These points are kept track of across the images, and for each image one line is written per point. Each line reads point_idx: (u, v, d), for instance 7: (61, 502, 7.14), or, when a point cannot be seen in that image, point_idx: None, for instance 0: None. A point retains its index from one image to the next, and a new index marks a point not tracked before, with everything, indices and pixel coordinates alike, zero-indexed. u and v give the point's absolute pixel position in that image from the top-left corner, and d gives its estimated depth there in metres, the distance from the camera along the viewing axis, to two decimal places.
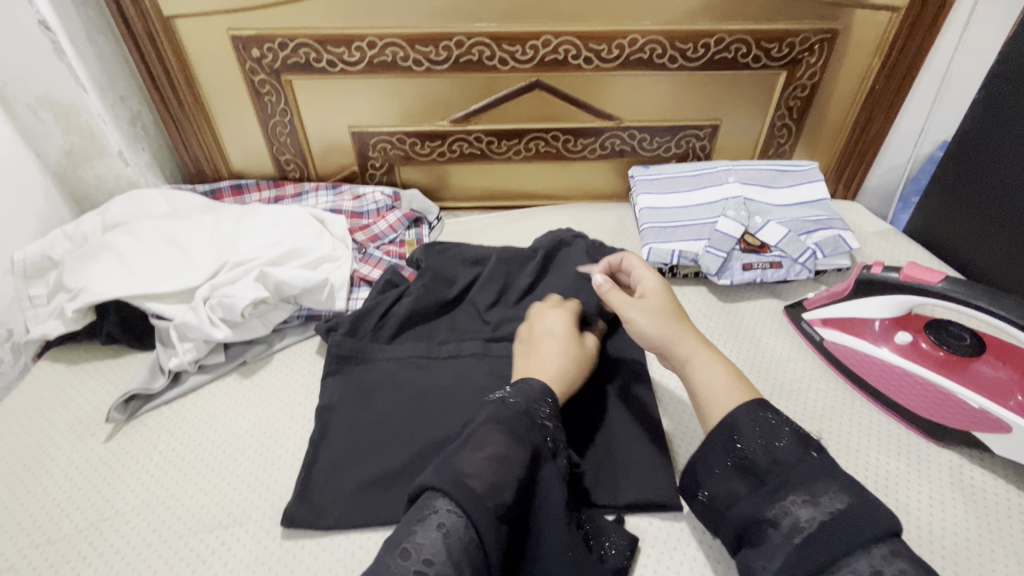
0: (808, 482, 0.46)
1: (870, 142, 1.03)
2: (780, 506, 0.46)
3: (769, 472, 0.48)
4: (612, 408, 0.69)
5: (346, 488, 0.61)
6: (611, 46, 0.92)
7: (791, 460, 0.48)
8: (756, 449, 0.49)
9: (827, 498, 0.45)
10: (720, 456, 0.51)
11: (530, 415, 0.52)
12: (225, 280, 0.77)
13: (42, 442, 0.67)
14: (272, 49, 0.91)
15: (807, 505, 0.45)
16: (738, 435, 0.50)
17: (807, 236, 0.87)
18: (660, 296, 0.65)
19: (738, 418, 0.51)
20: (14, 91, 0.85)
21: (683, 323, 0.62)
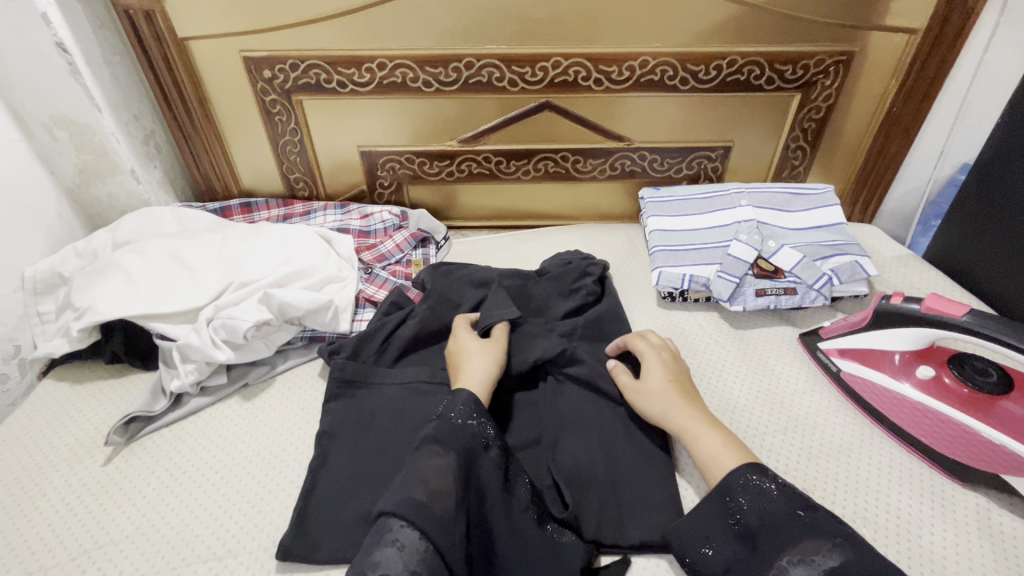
0: (801, 541, 0.48)
1: (889, 165, 1.01)
2: (777, 565, 0.48)
3: (761, 532, 0.50)
4: (618, 441, 0.67)
5: (343, 519, 0.60)
6: (621, 67, 0.91)
7: (780, 518, 0.50)
8: (750, 513, 0.51)
9: (820, 556, 0.47)
10: (716, 519, 0.52)
11: (462, 424, 0.56)
12: (229, 301, 0.76)
13: (42, 463, 0.67)
14: (284, 70, 0.92)
15: (801, 564, 0.47)
16: (730, 497, 0.52)
17: (823, 261, 0.85)
18: (659, 369, 0.68)
19: (732, 479, 0.53)
20: (31, 111, 0.86)
21: (682, 397, 0.65)
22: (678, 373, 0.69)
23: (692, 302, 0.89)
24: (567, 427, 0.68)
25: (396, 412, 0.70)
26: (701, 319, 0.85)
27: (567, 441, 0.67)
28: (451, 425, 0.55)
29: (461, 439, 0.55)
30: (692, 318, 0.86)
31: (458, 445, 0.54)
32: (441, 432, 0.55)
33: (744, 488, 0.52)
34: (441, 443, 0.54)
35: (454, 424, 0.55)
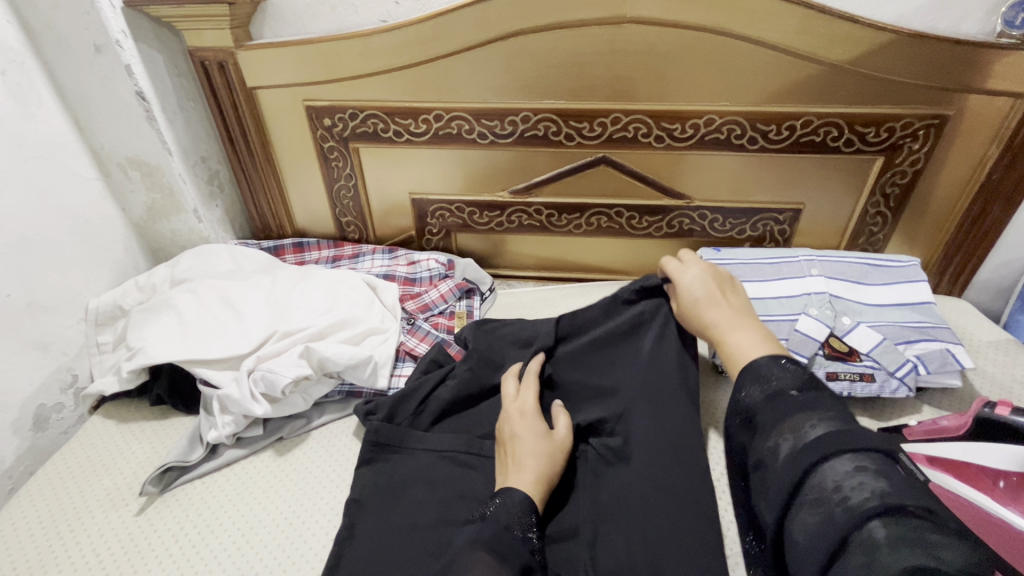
0: (792, 416, 0.48)
1: (983, 235, 0.91)
2: (771, 444, 0.48)
3: (761, 415, 0.50)
4: (668, 544, 0.60)
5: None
6: (685, 125, 0.87)
7: (776, 400, 0.50)
8: (754, 395, 0.53)
9: (806, 431, 0.46)
10: (732, 414, 0.55)
11: (520, 536, 0.54)
12: (271, 352, 0.76)
13: (81, 507, 0.67)
14: (343, 119, 0.94)
15: (789, 440, 0.47)
16: (742, 389, 0.54)
17: (907, 345, 0.76)
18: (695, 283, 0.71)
19: (742, 376, 0.55)
20: (109, 153, 0.91)
21: (717, 299, 0.68)
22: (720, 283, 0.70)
23: None
24: (610, 518, 0.63)
25: (428, 483, 0.67)
26: None
27: (606, 534, 0.62)
28: (505, 530, 0.54)
29: (517, 547, 0.52)
30: None
31: (515, 556, 0.51)
32: (495, 539, 0.52)
33: (752, 380, 0.54)
34: (495, 548, 0.51)
35: (511, 534, 0.53)
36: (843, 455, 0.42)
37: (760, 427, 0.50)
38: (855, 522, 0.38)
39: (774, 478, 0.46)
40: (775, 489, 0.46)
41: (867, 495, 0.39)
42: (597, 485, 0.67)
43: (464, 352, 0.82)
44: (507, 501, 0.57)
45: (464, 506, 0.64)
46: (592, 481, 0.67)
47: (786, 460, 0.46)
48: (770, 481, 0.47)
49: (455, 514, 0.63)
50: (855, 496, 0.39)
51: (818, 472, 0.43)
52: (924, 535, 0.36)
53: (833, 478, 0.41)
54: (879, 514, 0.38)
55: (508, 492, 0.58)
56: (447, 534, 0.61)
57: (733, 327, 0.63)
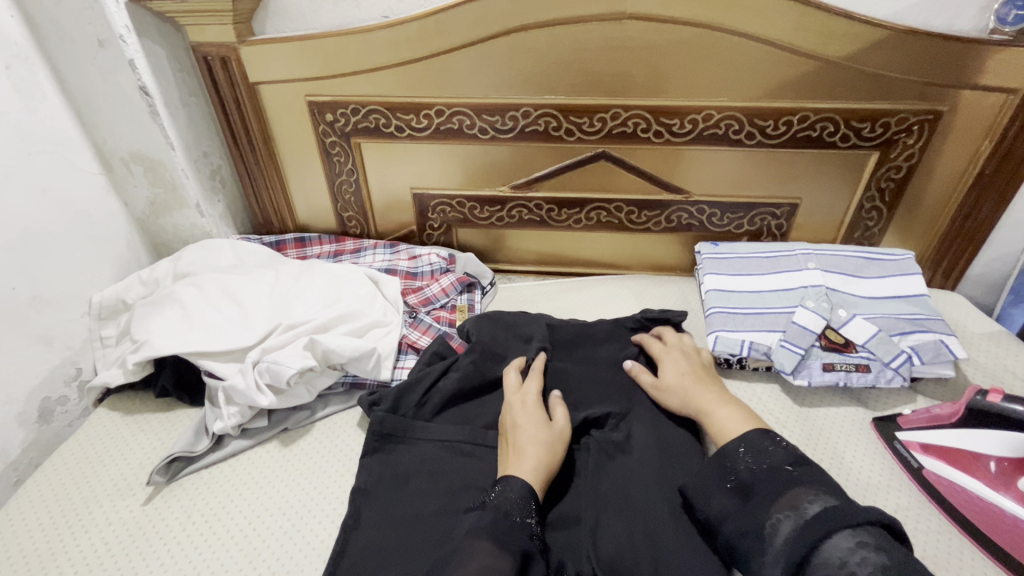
0: (788, 494, 0.52)
1: (976, 229, 0.93)
2: (769, 519, 0.51)
3: (756, 487, 0.54)
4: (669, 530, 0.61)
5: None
6: (683, 120, 0.88)
7: (773, 476, 0.54)
8: (745, 469, 0.56)
9: (805, 507, 0.50)
10: (716, 480, 0.57)
11: (520, 521, 0.55)
12: (275, 345, 0.76)
13: (88, 496, 0.68)
14: (345, 114, 0.94)
15: (789, 516, 0.50)
16: (729, 459, 0.58)
17: (901, 336, 0.78)
18: (680, 364, 0.76)
19: (734, 448, 0.59)
20: (112, 148, 0.92)
21: (701, 380, 0.73)
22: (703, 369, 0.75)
23: (751, 371, 0.82)
24: (612, 506, 0.64)
25: (431, 473, 0.68)
26: (762, 391, 0.79)
27: (608, 522, 0.63)
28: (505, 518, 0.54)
29: (516, 535, 0.53)
30: (749, 389, 0.80)
31: (514, 545, 0.52)
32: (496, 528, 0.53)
33: (739, 452, 0.58)
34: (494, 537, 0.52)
35: (510, 520, 0.54)
36: (846, 531, 0.46)
37: (754, 497, 0.53)
38: None
39: (770, 551, 0.49)
40: (773, 564, 0.49)
41: (871, 570, 0.43)
42: (598, 473, 0.67)
43: (467, 345, 0.83)
44: (508, 491, 0.58)
45: (468, 494, 0.65)
46: (592, 469, 0.68)
47: (786, 536, 0.49)
48: (766, 552, 0.50)
49: (458, 503, 0.64)
50: (862, 570, 0.43)
51: (824, 546, 0.46)
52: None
53: (840, 552, 0.45)
54: None
55: (508, 480, 0.60)
56: (450, 523, 0.62)
57: (719, 403, 0.69)
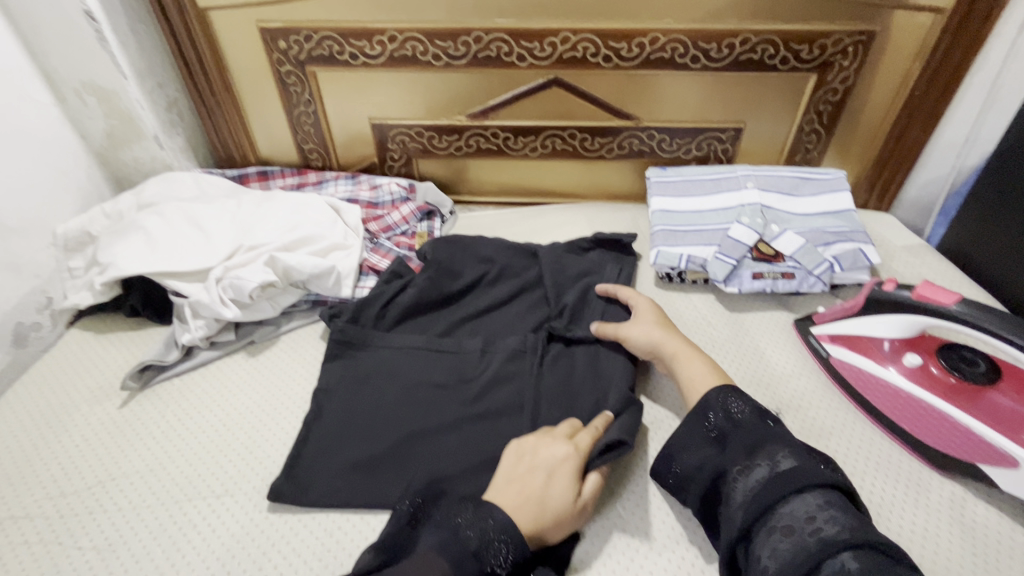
0: (765, 446, 0.52)
1: (907, 152, 0.98)
2: (741, 466, 0.51)
3: (732, 435, 0.55)
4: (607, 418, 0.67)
5: (336, 469, 0.63)
6: (631, 44, 0.90)
7: (751, 428, 0.54)
8: (722, 421, 0.56)
9: (779, 460, 0.50)
10: (697, 434, 0.57)
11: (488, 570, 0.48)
12: (239, 263, 0.80)
13: (66, 403, 0.72)
14: (298, 41, 0.95)
15: (763, 465, 0.50)
16: (708, 411, 0.58)
17: (826, 247, 0.84)
18: (648, 313, 0.74)
19: (710, 398, 0.58)
20: (62, 77, 0.92)
21: (668, 330, 0.71)
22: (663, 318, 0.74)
23: (690, 283, 0.89)
24: (550, 392, 0.70)
25: (385, 376, 0.72)
26: (697, 300, 0.86)
27: (546, 414, 0.67)
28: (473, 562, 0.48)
29: None
30: (688, 299, 0.86)
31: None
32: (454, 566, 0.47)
33: (719, 402, 0.57)
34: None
35: (463, 539, 0.49)
36: (812, 488, 0.47)
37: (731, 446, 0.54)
38: (826, 551, 0.42)
39: (730, 510, 0.50)
40: (735, 509, 0.49)
41: (837, 528, 0.43)
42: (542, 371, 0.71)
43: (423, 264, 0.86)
44: (492, 525, 0.50)
45: (421, 392, 0.70)
46: (538, 363, 0.72)
47: (756, 483, 0.49)
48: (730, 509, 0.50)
49: (413, 397, 0.70)
50: (828, 528, 0.43)
51: (790, 501, 0.47)
52: (886, 566, 0.40)
53: (806, 508, 0.45)
54: (851, 547, 0.41)
55: (488, 507, 0.52)
56: (404, 412, 0.68)
57: (692, 355, 0.68)
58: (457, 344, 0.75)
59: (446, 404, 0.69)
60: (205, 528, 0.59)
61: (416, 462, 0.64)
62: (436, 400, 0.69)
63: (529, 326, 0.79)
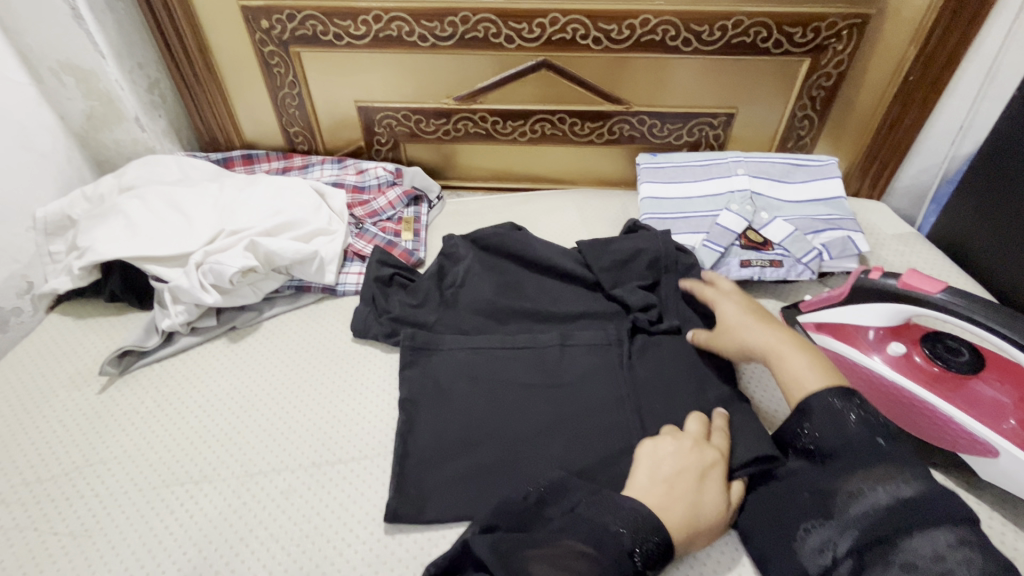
0: (878, 468, 0.50)
1: (900, 140, 0.96)
2: (847, 487, 0.51)
3: (839, 452, 0.53)
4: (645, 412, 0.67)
5: (355, 457, 0.64)
6: (621, 26, 0.88)
7: (855, 448, 0.52)
8: (825, 435, 0.54)
9: (899, 485, 0.49)
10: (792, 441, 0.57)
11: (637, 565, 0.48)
12: (219, 247, 0.79)
13: (44, 389, 0.71)
14: (281, 20, 0.92)
15: (884, 491, 0.49)
16: (807, 418, 0.56)
17: (815, 235, 0.83)
18: (733, 308, 0.70)
19: (812, 403, 0.56)
20: (39, 56, 0.90)
21: (761, 319, 0.67)
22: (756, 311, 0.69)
23: None
24: (647, 393, 0.68)
25: (453, 380, 0.70)
26: None
27: (568, 407, 0.67)
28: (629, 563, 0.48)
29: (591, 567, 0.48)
30: None
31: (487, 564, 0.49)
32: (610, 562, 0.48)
33: (821, 411, 0.55)
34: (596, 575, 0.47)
35: (615, 539, 0.49)
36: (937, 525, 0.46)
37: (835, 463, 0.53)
38: None
39: (833, 525, 0.50)
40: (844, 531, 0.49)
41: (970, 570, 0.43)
42: (580, 363, 0.72)
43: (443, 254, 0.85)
44: (637, 525, 0.50)
45: (513, 392, 0.68)
46: (625, 358, 0.72)
47: (870, 508, 0.49)
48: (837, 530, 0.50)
49: (441, 388, 0.69)
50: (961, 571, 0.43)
51: (913, 537, 0.46)
52: None
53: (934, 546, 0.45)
54: None
55: (629, 503, 0.52)
56: (451, 407, 0.67)
57: (790, 347, 0.63)
58: (505, 340, 0.74)
59: (486, 403, 0.67)
60: (183, 514, 0.59)
61: (462, 450, 0.63)
62: (480, 397, 0.68)
63: (567, 319, 0.78)
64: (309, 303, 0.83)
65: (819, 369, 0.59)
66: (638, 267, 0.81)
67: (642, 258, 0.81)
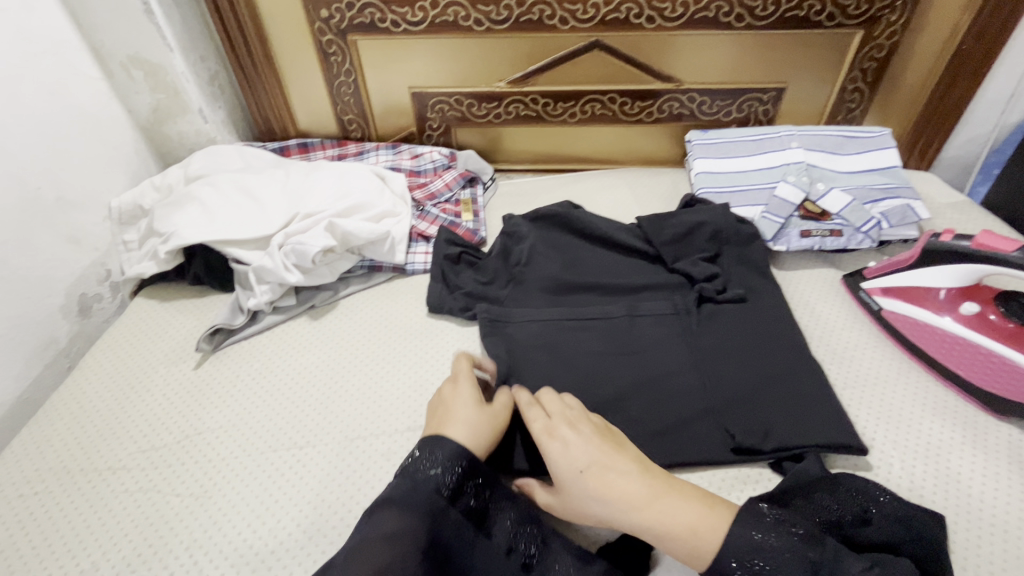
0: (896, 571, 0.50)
1: (950, 110, 0.97)
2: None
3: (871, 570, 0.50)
4: (717, 373, 0.69)
5: None
6: (675, 4, 0.90)
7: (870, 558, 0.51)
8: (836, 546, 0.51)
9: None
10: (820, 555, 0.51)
11: (428, 478, 0.52)
12: (297, 230, 0.82)
13: (142, 367, 0.75)
14: (340, 9, 0.95)
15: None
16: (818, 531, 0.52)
17: (873, 204, 0.84)
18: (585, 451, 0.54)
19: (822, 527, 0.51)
20: (110, 51, 0.93)
21: (606, 459, 0.53)
22: (603, 438, 0.56)
23: None
24: (715, 357, 0.71)
25: (530, 348, 0.73)
26: None
27: (643, 371, 0.70)
28: (430, 493, 0.51)
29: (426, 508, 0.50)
30: None
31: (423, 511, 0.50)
32: (403, 494, 0.51)
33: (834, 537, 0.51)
34: (401, 513, 0.49)
35: (418, 475, 0.52)
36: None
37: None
38: None
39: None
40: None
41: None
42: (649, 330, 0.74)
43: (507, 232, 0.87)
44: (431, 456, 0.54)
45: (588, 359, 0.71)
46: (693, 326, 0.74)
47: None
48: None
49: (516, 357, 0.72)
50: None
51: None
52: None
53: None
54: None
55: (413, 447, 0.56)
56: (527, 373, 0.70)
57: (658, 512, 0.50)
58: (572, 311, 0.76)
59: (560, 370, 0.70)
60: (292, 476, 0.62)
61: None
62: (556, 365, 0.71)
63: (633, 290, 0.80)
64: (382, 282, 0.87)
65: (697, 530, 0.49)
66: (700, 241, 0.82)
67: (702, 231, 0.83)
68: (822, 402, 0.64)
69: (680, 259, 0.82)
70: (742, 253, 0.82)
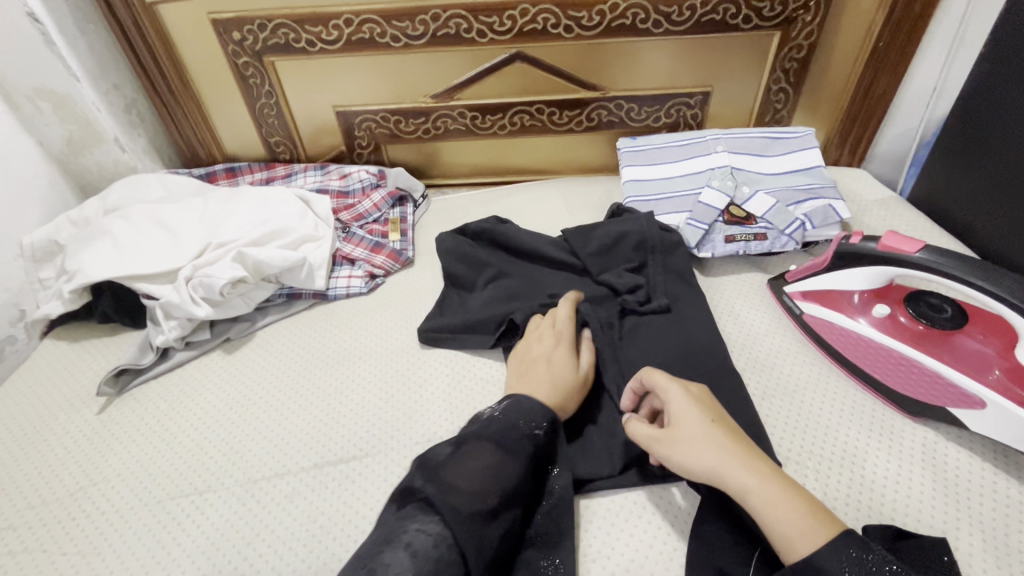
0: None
1: (875, 104, 0.96)
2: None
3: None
4: None
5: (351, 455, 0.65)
6: (591, 12, 0.89)
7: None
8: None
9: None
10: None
11: (527, 432, 0.55)
12: (207, 261, 0.79)
13: (43, 414, 0.72)
14: (253, 30, 0.92)
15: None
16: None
17: (797, 206, 0.84)
18: (694, 416, 0.53)
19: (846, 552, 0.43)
20: (13, 84, 0.90)
21: (732, 442, 0.51)
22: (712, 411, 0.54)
23: None
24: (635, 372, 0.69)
25: None
26: None
27: None
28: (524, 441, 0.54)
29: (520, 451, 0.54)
30: None
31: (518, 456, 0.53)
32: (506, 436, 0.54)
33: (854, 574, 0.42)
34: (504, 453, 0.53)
35: (515, 426, 0.55)
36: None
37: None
38: None
39: None
40: None
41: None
42: None
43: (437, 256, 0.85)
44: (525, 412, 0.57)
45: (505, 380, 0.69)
46: (615, 341, 0.72)
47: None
48: None
49: None
50: None
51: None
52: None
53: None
54: None
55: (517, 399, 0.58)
56: None
57: (779, 499, 0.47)
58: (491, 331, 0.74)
59: None
60: (190, 525, 0.59)
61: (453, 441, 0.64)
62: None
63: None
64: (302, 309, 0.84)
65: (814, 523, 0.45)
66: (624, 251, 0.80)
67: (626, 242, 0.81)
68: (738, 415, 0.63)
69: (604, 269, 0.80)
70: (667, 262, 0.80)
